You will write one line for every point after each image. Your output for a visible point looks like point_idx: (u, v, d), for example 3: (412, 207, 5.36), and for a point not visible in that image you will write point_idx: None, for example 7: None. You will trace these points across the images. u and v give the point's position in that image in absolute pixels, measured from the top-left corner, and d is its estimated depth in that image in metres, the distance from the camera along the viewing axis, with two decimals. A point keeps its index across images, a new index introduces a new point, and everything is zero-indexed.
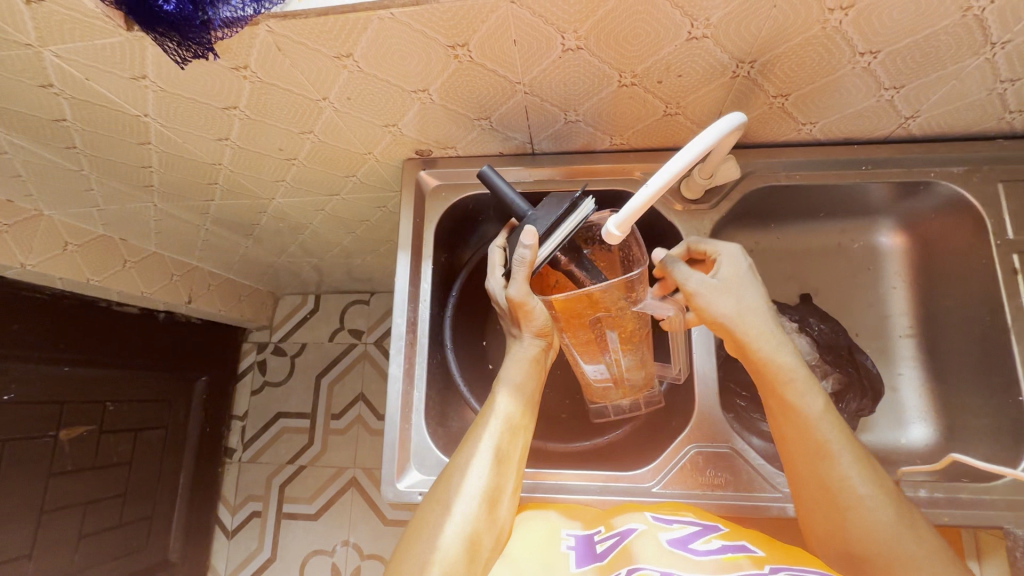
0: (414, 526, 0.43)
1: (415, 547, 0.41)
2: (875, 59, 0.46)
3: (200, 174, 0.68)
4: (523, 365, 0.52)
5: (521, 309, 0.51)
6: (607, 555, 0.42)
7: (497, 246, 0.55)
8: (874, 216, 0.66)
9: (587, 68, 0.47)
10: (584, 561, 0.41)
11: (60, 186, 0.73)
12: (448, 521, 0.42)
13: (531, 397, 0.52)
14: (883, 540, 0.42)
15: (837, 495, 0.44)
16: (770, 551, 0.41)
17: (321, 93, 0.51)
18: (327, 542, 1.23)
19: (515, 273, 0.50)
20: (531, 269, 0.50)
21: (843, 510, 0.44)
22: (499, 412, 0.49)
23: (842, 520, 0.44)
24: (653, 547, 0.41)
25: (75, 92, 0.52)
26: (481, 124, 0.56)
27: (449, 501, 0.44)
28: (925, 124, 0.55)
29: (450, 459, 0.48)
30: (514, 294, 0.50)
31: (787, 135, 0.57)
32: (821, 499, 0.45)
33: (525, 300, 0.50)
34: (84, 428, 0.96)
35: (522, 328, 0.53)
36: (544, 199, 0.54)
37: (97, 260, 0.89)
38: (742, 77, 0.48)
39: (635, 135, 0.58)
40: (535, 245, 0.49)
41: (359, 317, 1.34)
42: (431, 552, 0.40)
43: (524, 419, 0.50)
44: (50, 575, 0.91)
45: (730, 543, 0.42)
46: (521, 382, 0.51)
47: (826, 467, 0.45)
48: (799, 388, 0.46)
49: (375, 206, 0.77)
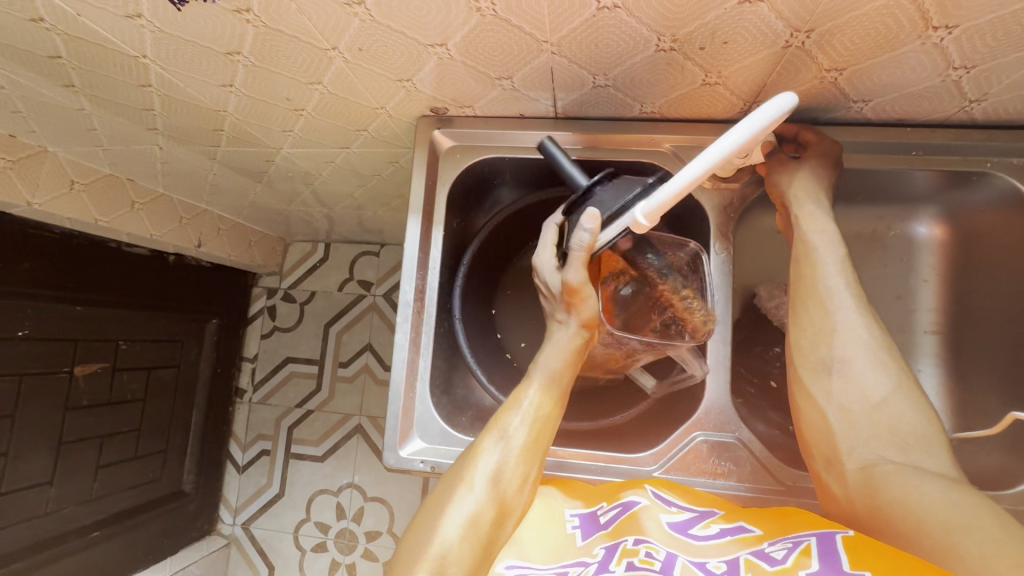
0: (428, 505, 0.44)
1: (421, 530, 0.41)
2: (949, 35, 0.41)
3: (205, 119, 0.65)
4: (564, 353, 0.51)
5: (576, 294, 0.50)
6: (609, 523, 0.44)
7: (553, 223, 0.53)
8: (915, 203, 0.62)
9: (623, 29, 0.43)
10: (589, 531, 0.44)
11: (63, 124, 0.70)
12: (454, 504, 0.42)
13: (563, 389, 0.50)
14: (858, 350, 0.44)
15: (830, 308, 0.46)
16: (767, 529, 0.41)
17: (331, 43, 0.47)
18: (332, 483, 1.28)
19: (572, 257, 0.49)
20: (588, 253, 0.48)
21: (828, 321, 0.46)
22: (525, 400, 0.49)
23: (827, 331, 0.46)
24: (654, 525, 0.42)
25: (68, 28, 0.48)
26: (503, 84, 0.52)
27: (462, 481, 0.44)
28: (991, 108, 0.50)
29: (466, 450, 0.48)
30: (571, 279, 0.49)
31: (835, 112, 0.53)
32: (807, 312, 0.47)
33: (581, 287, 0.50)
34: (97, 365, 0.98)
35: (570, 314, 0.52)
36: (613, 179, 0.50)
37: (105, 200, 0.88)
38: (795, 47, 0.43)
39: (669, 104, 0.53)
40: (596, 230, 0.47)
41: (369, 268, 1.33)
42: (434, 534, 0.40)
43: (553, 411, 0.49)
44: (71, 499, 0.96)
45: (729, 526, 0.42)
46: (559, 371, 0.50)
47: (822, 284, 0.47)
48: (819, 226, 0.49)
49: (387, 160, 0.74)
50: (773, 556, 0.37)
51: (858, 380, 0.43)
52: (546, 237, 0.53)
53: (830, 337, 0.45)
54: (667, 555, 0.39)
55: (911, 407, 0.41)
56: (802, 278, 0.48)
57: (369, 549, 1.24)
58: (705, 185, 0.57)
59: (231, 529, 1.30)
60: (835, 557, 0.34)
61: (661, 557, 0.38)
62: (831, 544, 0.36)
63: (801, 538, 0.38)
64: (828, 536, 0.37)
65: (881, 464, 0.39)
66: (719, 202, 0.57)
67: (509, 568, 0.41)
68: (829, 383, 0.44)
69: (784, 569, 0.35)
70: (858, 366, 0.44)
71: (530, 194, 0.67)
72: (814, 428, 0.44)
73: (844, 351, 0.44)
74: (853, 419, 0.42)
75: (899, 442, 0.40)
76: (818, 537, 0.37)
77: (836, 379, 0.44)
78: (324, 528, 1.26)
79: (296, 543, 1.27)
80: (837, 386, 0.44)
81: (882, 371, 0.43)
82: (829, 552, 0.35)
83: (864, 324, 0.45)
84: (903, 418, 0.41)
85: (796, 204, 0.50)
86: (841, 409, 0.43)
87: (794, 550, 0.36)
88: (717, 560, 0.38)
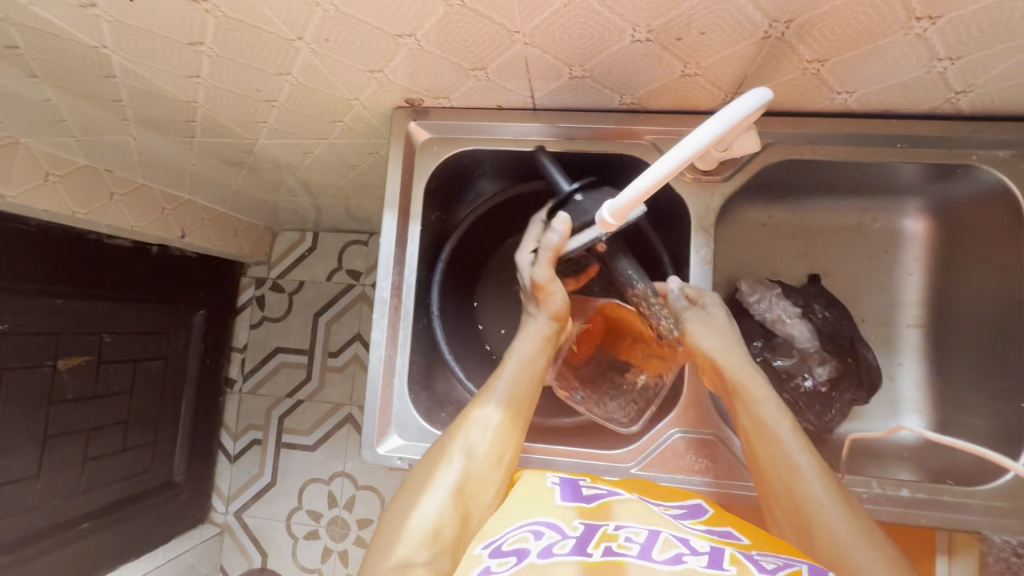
0: (401, 497, 0.46)
1: (384, 546, 0.42)
2: (933, 25, 0.39)
3: (177, 110, 0.64)
4: (536, 341, 0.54)
5: (542, 290, 0.54)
6: (591, 500, 0.44)
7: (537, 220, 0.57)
8: (901, 195, 0.61)
9: (597, 20, 0.41)
10: (567, 498, 0.44)
11: (31, 115, 0.68)
12: (414, 514, 0.43)
13: (539, 378, 0.53)
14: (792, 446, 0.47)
15: (757, 411, 0.49)
16: (755, 539, 0.41)
17: (296, 33, 0.45)
18: (324, 472, 1.28)
19: (540, 256, 0.53)
20: (555, 253, 0.53)
21: (788, 446, 0.47)
22: (500, 388, 0.51)
23: (765, 434, 0.48)
24: (641, 509, 0.43)
25: (22, 19, 0.47)
26: (477, 75, 0.50)
27: (423, 493, 0.45)
28: (977, 100, 0.49)
29: (422, 463, 0.49)
30: (539, 276, 0.54)
31: (818, 104, 0.51)
32: (767, 439, 0.48)
33: (548, 285, 0.54)
34: (81, 358, 0.98)
35: (539, 308, 0.56)
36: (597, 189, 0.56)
37: (82, 193, 0.86)
38: (775, 38, 0.42)
39: (649, 95, 0.52)
40: (566, 233, 0.52)
41: (357, 257, 1.32)
42: (394, 548, 0.41)
43: (528, 399, 0.52)
44: (59, 493, 0.96)
45: (717, 528, 0.42)
46: (532, 357, 0.53)
47: (762, 417, 0.49)
48: (726, 346, 0.52)
49: (368, 150, 0.72)
50: (762, 563, 0.36)
51: (829, 503, 0.44)
52: (528, 235, 0.57)
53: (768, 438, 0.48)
54: (649, 535, 0.39)
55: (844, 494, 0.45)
56: (746, 410, 0.49)
57: (360, 536, 1.25)
58: (687, 178, 0.56)
59: (223, 518, 1.32)
60: None
61: (642, 540, 0.38)
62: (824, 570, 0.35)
63: (792, 561, 0.36)
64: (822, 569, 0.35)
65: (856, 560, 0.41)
66: (700, 195, 0.56)
67: (485, 548, 0.39)
68: (807, 506, 0.44)
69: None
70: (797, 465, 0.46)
71: (512, 186, 0.65)
72: (781, 517, 0.46)
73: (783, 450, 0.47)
74: (835, 537, 0.43)
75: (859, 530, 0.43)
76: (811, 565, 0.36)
77: (813, 502, 0.44)
78: (316, 516, 1.27)
79: (288, 531, 1.29)
80: (816, 508, 0.44)
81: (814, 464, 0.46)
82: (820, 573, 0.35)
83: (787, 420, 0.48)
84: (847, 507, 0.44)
85: (732, 371, 0.51)
86: (822, 531, 0.43)
87: (783, 566, 0.36)
88: (703, 541, 0.38)
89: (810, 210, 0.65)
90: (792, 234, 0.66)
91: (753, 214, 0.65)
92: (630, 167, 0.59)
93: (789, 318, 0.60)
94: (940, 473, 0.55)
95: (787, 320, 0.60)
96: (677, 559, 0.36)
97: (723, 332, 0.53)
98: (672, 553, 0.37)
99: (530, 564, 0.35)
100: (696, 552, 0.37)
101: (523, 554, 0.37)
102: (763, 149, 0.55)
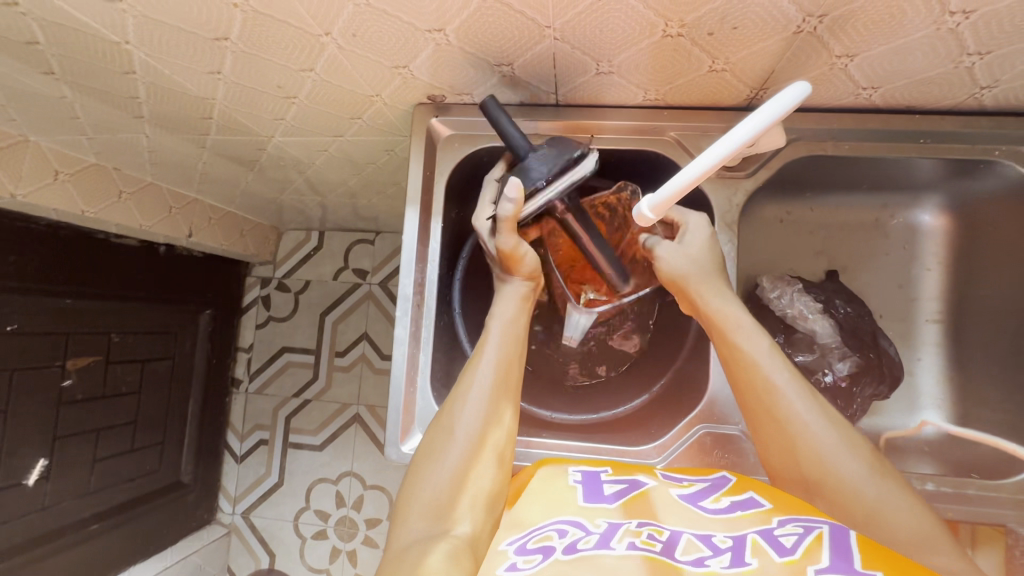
0: (411, 474, 0.42)
1: (407, 524, 0.38)
2: (965, 20, 0.39)
3: (193, 108, 0.63)
4: (515, 301, 0.53)
5: (512, 257, 0.52)
6: (618, 496, 0.43)
7: (493, 179, 0.54)
8: (919, 191, 0.61)
9: (629, 15, 0.41)
10: (594, 497, 0.43)
11: (44, 113, 0.68)
12: (434, 485, 0.40)
13: (519, 343, 0.50)
14: (781, 379, 0.46)
15: (742, 343, 0.47)
16: (777, 503, 0.41)
17: (324, 28, 0.45)
18: (332, 472, 1.28)
19: (499, 227, 0.50)
20: (512, 222, 0.50)
21: (768, 370, 0.46)
22: (488, 360, 0.48)
23: (754, 369, 0.46)
24: (662, 502, 0.42)
25: (46, 13, 0.46)
26: (502, 71, 0.50)
27: (435, 461, 0.42)
28: (1001, 95, 0.49)
29: (427, 434, 0.45)
30: (504, 245, 0.51)
31: (843, 99, 0.51)
32: (747, 366, 0.47)
33: (516, 250, 0.52)
34: (90, 359, 0.97)
35: (512, 274, 0.54)
36: (545, 142, 0.52)
37: (92, 191, 0.85)
38: (807, 33, 0.42)
39: (673, 91, 0.52)
40: (519, 201, 0.48)
41: (364, 256, 1.31)
42: (426, 525, 0.38)
43: (517, 364, 0.49)
44: (68, 495, 0.95)
45: (740, 500, 0.42)
46: (514, 318, 0.52)
47: (743, 344, 0.47)
48: (708, 282, 0.50)
49: (384, 148, 0.72)
50: (782, 542, 0.35)
51: (819, 430, 0.44)
52: (484, 197, 0.54)
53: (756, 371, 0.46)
54: (671, 534, 0.38)
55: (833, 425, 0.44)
56: (725, 340, 0.48)
57: (369, 535, 1.25)
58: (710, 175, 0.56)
59: (231, 518, 1.31)
60: (848, 554, 0.33)
61: (665, 538, 0.37)
62: (846, 541, 0.34)
63: (814, 525, 0.37)
64: (842, 531, 0.36)
65: (851, 487, 0.42)
66: (723, 191, 0.56)
67: (510, 545, 0.39)
68: (789, 430, 0.44)
69: (794, 560, 0.33)
70: (787, 398, 0.45)
71: None
72: (776, 449, 0.45)
73: (771, 384, 0.46)
74: (828, 467, 0.43)
75: (856, 456, 0.43)
76: (832, 529, 0.36)
77: (795, 424, 0.44)
78: (325, 516, 1.27)
79: (296, 531, 1.28)
80: (797, 428, 0.44)
81: (804, 397, 0.45)
82: (841, 548, 0.34)
83: (772, 353, 0.47)
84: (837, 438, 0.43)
85: (704, 301, 0.50)
86: (806, 450, 0.43)
87: (806, 537, 0.35)
88: (724, 535, 0.37)
89: (828, 206, 0.65)
90: (810, 230, 0.66)
91: (772, 211, 0.66)
92: (652, 163, 0.59)
93: (811, 314, 0.60)
94: (963, 467, 0.56)
95: (809, 315, 0.60)
96: (699, 562, 0.34)
97: (702, 259, 0.51)
98: (694, 556, 0.35)
99: (554, 562, 0.34)
100: (719, 552, 0.35)
101: (548, 552, 0.36)
102: (786, 145, 0.55)
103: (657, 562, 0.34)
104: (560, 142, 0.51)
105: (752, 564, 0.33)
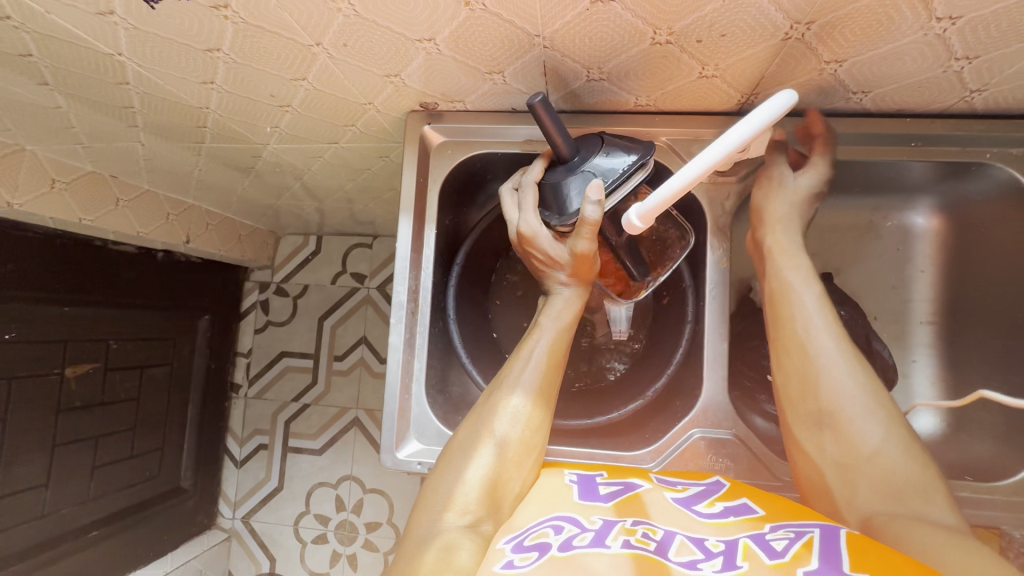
0: (440, 464, 0.45)
1: (421, 517, 0.41)
2: (952, 26, 0.40)
3: (188, 117, 0.63)
4: (573, 309, 0.53)
5: (586, 261, 0.51)
6: (612, 497, 0.43)
7: (532, 182, 0.53)
8: (912, 194, 0.61)
9: (618, 23, 0.41)
10: (588, 496, 0.44)
11: (39, 122, 0.68)
12: (457, 479, 0.43)
13: (564, 349, 0.51)
14: (818, 316, 0.47)
15: (786, 275, 0.49)
16: (770, 510, 0.41)
17: (315, 39, 0.45)
18: (331, 476, 1.28)
19: (580, 230, 0.49)
20: (595, 225, 0.49)
21: (806, 307, 0.48)
22: (529, 363, 0.50)
23: (792, 301, 0.48)
24: (658, 505, 0.42)
25: (38, 26, 0.47)
26: (494, 78, 0.50)
27: (461, 456, 0.44)
28: (992, 98, 0.49)
29: (464, 421, 0.48)
30: (581, 249, 0.50)
31: (834, 104, 0.52)
32: (783, 298, 0.49)
33: (590, 254, 0.51)
34: (89, 365, 0.97)
35: (572, 279, 0.53)
36: (598, 144, 0.52)
37: (88, 199, 0.85)
38: (795, 39, 0.42)
39: (665, 97, 0.52)
40: (603, 202, 0.47)
41: (362, 260, 1.31)
42: (441, 517, 0.40)
43: (557, 373, 0.50)
44: (67, 503, 0.95)
45: (733, 505, 0.42)
46: (567, 326, 0.52)
47: (790, 280, 0.49)
48: (781, 216, 0.51)
49: (378, 154, 0.72)
50: (773, 546, 0.35)
51: (841, 374, 0.45)
52: (527, 202, 0.53)
53: (792, 302, 0.48)
54: (665, 534, 0.38)
55: (860, 377, 0.45)
56: (775, 271, 0.50)
57: (369, 540, 1.25)
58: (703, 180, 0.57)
59: (230, 523, 1.31)
60: (836, 556, 0.33)
61: (659, 537, 0.37)
62: (836, 543, 0.35)
63: (805, 529, 0.37)
64: (833, 532, 0.36)
65: (864, 432, 0.43)
66: (717, 196, 0.57)
67: (507, 543, 0.38)
68: (815, 361, 0.46)
69: (783, 563, 0.33)
70: (816, 331, 0.47)
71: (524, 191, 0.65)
72: (796, 380, 0.47)
73: (807, 318, 0.47)
74: (838, 408, 0.44)
75: (874, 407, 0.44)
76: (822, 532, 0.36)
77: (822, 359, 0.46)
78: (324, 520, 1.27)
79: (296, 535, 1.28)
80: (822, 362, 0.46)
81: (839, 338, 0.46)
82: (830, 548, 0.34)
83: (818, 293, 0.48)
84: (859, 388, 0.45)
85: (771, 232, 0.51)
86: (824, 382, 0.45)
87: (795, 541, 0.35)
88: (717, 540, 0.37)
89: (822, 209, 0.65)
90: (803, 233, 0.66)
91: None
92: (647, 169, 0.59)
93: None
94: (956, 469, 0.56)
95: None
96: (692, 564, 0.34)
97: (795, 204, 0.52)
98: (687, 558, 0.35)
99: (551, 558, 0.35)
100: (711, 555, 0.35)
101: (544, 548, 0.36)
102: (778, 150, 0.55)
103: (649, 562, 0.34)
104: (612, 142, 0.52)
105: (743, 568, 0.33)
